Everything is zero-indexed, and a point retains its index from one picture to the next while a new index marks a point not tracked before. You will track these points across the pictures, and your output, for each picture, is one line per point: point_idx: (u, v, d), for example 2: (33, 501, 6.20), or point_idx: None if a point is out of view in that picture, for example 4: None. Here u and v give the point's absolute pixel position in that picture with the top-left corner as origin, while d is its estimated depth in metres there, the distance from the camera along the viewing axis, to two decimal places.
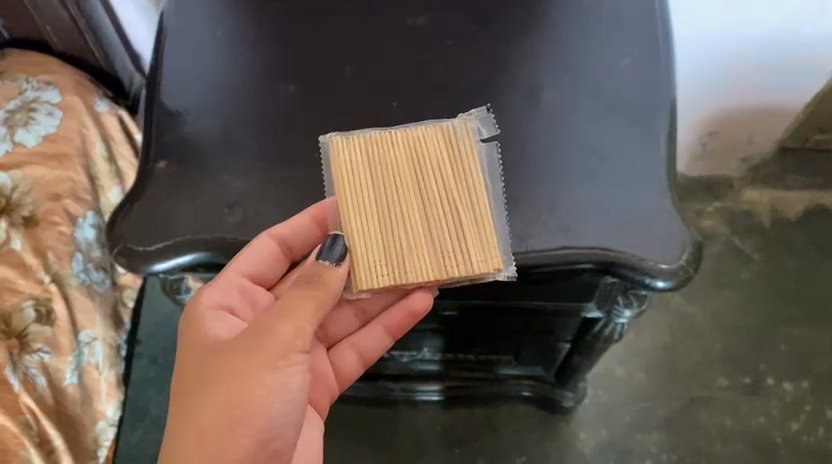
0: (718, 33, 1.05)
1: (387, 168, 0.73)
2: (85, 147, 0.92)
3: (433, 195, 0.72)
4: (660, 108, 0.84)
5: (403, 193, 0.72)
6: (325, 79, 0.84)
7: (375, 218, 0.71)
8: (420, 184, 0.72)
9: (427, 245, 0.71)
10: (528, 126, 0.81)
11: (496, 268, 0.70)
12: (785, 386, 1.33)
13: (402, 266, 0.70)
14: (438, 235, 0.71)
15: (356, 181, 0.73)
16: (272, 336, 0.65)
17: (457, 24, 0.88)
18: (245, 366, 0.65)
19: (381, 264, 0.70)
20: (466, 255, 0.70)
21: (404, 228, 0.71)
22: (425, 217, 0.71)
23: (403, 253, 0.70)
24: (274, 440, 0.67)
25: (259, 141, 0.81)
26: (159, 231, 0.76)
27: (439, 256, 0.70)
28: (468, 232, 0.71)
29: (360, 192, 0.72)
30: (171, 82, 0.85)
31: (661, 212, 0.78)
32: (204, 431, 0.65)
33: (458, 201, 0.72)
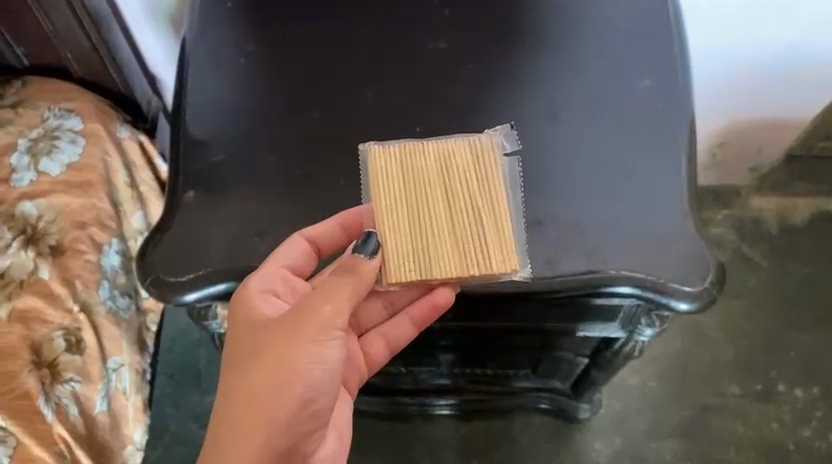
0: (733, 45, 1.06)
1: (418, 169, 0.74)
2: (108, 175, 0.92)
3: (460, 197, 0.73)
4: (680, 127, 0.84)
5: (431, 192, 0.73)
6: (348, 104, 0.85)
7: (405, 216, 0.72)
8: (448, 185, 0.73)
9: (452, 244, 0.72)
10: (551, 148, 0.82)
11: (513, 269, 0.71)
12: (796, 392, 1.35)
13: (428, 264, 0.71)
14: (462, 235, 0.72)
15: (390, 182, 0.74)
16: (314, 317, 0.68)
17: (479, 46, 0.88)
18: (291, 338, 0.68)
19: (409, 261, 0.71)
20: (487, 255, 0.71)
21: (430, 226, 0.72)
22: (452, 218, 0.72)
23: (429, 251, 0.71)
24: (312, 403, 0.70)
25: (285, 168, 0.82)
26: (189, 260, 0.77)
27: (461, 254, 0.71)
28: (489, 232, 0.72)
29: (392, 192, 0.73)
30: (196, 110, 0.86)
31: (683, 235, 0.79)
32: (253, 393, 0.68)
33: (482, 202, 0.73)
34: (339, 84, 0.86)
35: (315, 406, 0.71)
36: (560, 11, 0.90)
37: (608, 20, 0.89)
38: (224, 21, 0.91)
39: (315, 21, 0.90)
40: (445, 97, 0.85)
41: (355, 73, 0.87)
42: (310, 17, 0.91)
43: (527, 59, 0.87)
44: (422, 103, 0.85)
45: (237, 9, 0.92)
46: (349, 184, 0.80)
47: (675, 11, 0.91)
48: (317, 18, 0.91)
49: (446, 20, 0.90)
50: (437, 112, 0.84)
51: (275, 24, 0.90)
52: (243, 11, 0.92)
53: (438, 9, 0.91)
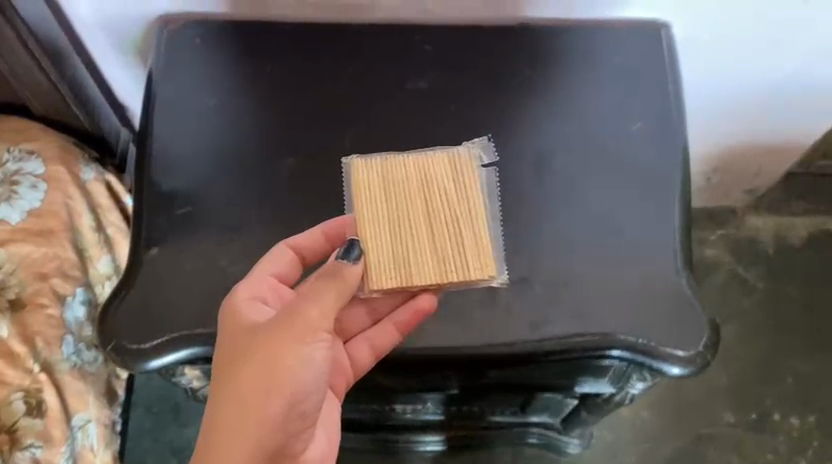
0: (731, 75, 0.98)
1: (399, 175, 0.71)
2: (71, 220, 0.87)
3: (438, 200, 0.70)
4: (674, 175, 0.80)
5: (411, 198, 0.70)
6: (324, 151, 0.80)
7: (386, 220, 0.68)
8: (427, 192, 0.70)
9: (432, 246, 0.68)
10: (539, 199, 0.78)
11: (490, 275, 0.68)
12: (792, 421, 1.32)
13: (409, 267, 0.67)
14: (441, 237, 0.68)
15: (370, 187, 0.71)
16: (301, 314, 0.61)
17: (462, 86, 0.83)
18: (278, 340, 0.61)
19: (390, 263, 0.67)
20: (467, 258, 0.68)
21: (410, 231, 0.68)
22: (431, 219, 0.69)
23: (410, 252, 0.68)
24: (304, 403, 0.63)
25: (256, 222, 0.77)
26: (153, 324, 0.73)
27: (441, 260, 0.68)
28: (468, 239, 0.69)
29: (373, 199, 0.70)
30: (162, 157, 0.81)
31: (677, 292, 0.75)
32: (239, 398, 0.60)
33: (461, 209, 0.70)
34: (314, 128, 0.81)
35: (306, 407, 0.63)
36: (549, 48, 0.85)
37: (602, 60, 0.85)
38: (193, 58, 0.86)
39: (289, 58, 0.85)
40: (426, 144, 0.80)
41: (331, 115, 0.82)
42: (284, 54, 0.86)
43: (514, 100, 0.83)
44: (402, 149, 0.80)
45: (206, 46, 0.86)
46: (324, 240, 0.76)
47: (669, 48, 0.87)
48: (291, 55, 0.85)
49: (428, 57, 0.85)
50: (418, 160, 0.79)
51: (247, 61, 0.85)
52: (213, 47, 0.86)
53: (419, 45, 0.86)
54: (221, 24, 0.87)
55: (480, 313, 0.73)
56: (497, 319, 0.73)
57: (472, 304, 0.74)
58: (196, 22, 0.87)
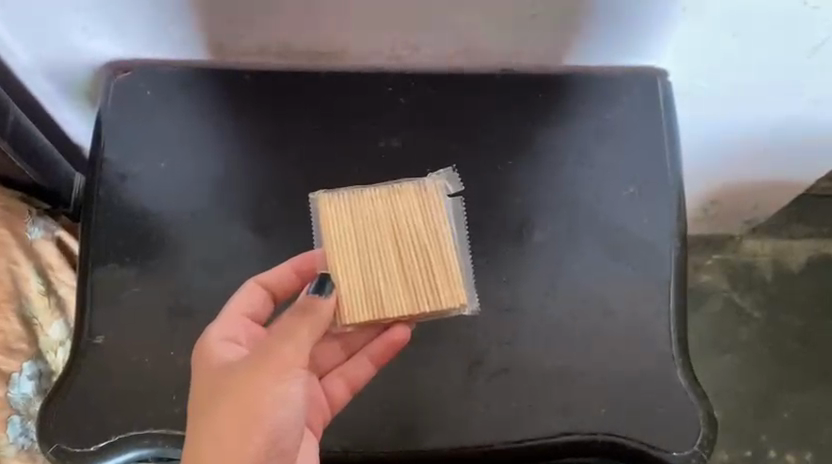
0: (724, 121, 0.89)
1: (365, 199, 0.64)
2: (17, 288, 0.81)
3: (406, 225, 0.63)
4: (669, 248, 0.73)
5: (377, 224, 0.63)
6: (288, 222, 0.73)
7: (353, 250, 0.62)
8: (394, 216, 0.63)
9: (402, 275, 0.61)
10: (522, 279, 0.72)
11: (462, 303, 0.61)
12: (787, 458, 1.27)
13: (379, 299, 0.60)
14: (410, 265, 0.61)
15: (338, 214, 0.64)
16: (274, 349, 0.54)
17: (440, 146, 0.76)
18: (252, 379, 0.54)
19: (359, 296, 0.60)
20: (437, 286, 0.61)
21: (377, 260, 0.61)
22: (402, 247, 0.62)
23: (380, 283, 0.61)
24: (283, 445, 0.55)
25: (212, 304, 0.70)
26: (98, 423, 0.66)
27: (412, 290, 0.61)
28: (438, 265, 0.62)
29: (339, 228, 0.63)
30: (110, 229, 0.73)
31: (671, 385, 0.69)
32: (211, 444, 0.53)
33: (430, 233, 0.63)
34: (277, 195, 0.74)
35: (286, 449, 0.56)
36: (536, 101, 0.78)
37: (593, 115, 0.78)
38: (145, 112, 0.77)
39: (249, 112, 0.77)
40: None
41: (295, 179, 0.75)
42: (243, 106, 0.77)
43: (496, 164, 0.76)
44: None
45: (158, 97, 0.77)
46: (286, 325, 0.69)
47: (666, 97, 0.78)
48: (250, 109, 0.77)
49: (402, 111, 0.77)
50: None
51: (202, 116, 0.77)
52: (165, 98, 0.77)
53: (393, 95, 0.77)
54: (175, 71, 0.78)
55: (457, 409, 0.67)
56: (475, 417, 0.67)
57: (448, 398, 0.68)
58: (148, 70, 0.78)
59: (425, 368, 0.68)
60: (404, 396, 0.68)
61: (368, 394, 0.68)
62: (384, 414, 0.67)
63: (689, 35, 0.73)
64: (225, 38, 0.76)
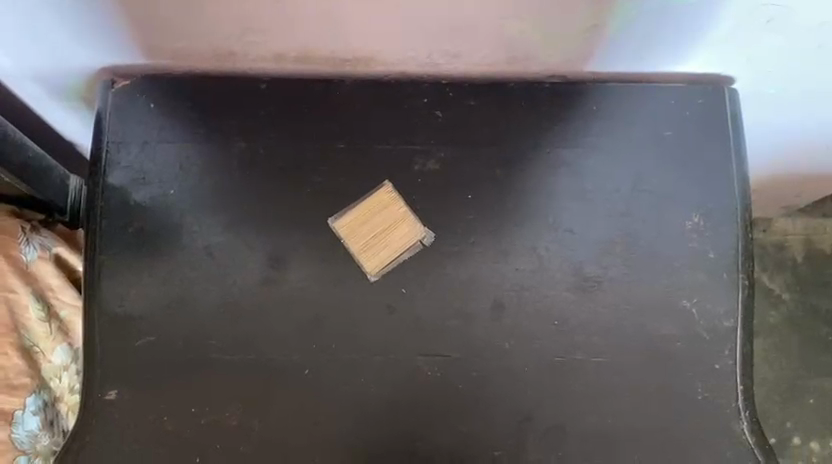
0: (788, 121, 0.81)
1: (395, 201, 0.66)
2: (15, 319, 0.75)
3: (398, 229, 0.66)
4: (736, 288, 0.66)
5: (390, 210, 0.66)
6: (310, 259, 0.66)
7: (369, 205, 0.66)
8: (400, 219, 0.66)
9: (383, 253, 0.65)
10: (576, 326, 0.65)
11: (367, 275, 0.65)
12: (811, 445, 1.20)
13: (366, 246, 0.66)
14: (376, 241, 0.66)
15: (382, 196, 0.66)
16: None
17: (481, 170, 0.67)
18: None
19: (359, 229, 0.66)
20: (374, 258, 0.65)
21: (365, 221, 0.66)
22: (401, 244, 0.66)
23: (380, 237, 0.65)
24: None
25: (233, 356, 0.64)
26: None
27: (362, 246, 0.66)
28: (390, 257, 0.65)
29: (373, 200, 0.66)
30: (117, 266, 0.65)
31: (734, 442, 0.63)
32: None
33: (408, 246, 0.66)
34: (298, 228, 0.66)
35: None
36: (589, 115, 0.68)
37: (652, 132, 0.68)
38: (149, 129, 0.67)
39: (266, 130, 0.67)
40: (435, 249, 0.66)
41: (318, 210, 0.66)
42: (258, 124, 0.67)
43: (544, 191, 0.67)
44: (407, 258, 0.66)
45: (161, 110, 0.67)
46: (316, 377, 0.64)
47: (733, 111, 0.69)
48: (268, 127, 0.67)
49: (439, 127, 0.68)
50: (425, 273, 0.66)
51: (213, 134, 0.67)
52: (171, 113, 0.67)
53: (428, 109, 0.68)
54: (180, 80, 0.68)
55: None
56: None
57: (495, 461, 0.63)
58: (149, 79, 0.68)
59: (469, 427, 0.63)
60: (446, 458, 0.63)
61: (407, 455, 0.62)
62: None
63: (770, 45, 0.64)
64: (234, 45, 0.65)
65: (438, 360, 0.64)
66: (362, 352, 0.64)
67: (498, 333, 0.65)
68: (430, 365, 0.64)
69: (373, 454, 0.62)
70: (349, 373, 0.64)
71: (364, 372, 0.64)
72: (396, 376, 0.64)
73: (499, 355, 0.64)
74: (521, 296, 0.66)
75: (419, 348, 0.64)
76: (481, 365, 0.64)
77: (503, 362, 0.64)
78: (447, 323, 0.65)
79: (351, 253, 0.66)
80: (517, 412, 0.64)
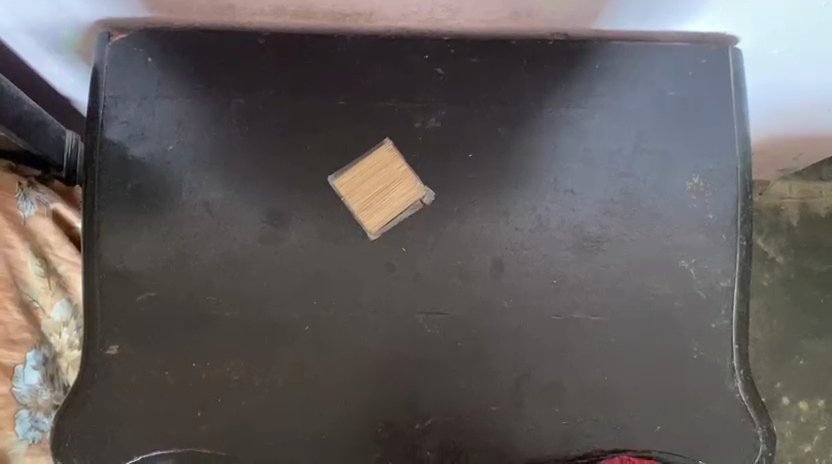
0: (792, 83, 0.81)
1: (396, 160, 0.66)
2: (13, 274, 0.74)
3: (399, 188, 0.66)
4: (734, 249, 0.66)
5: (390, 169, 0.66)
6: (310, 217, 0.65)
7: (369, 165, 0.66)
8: (399, 178, 0.66)
9: (383, 212, 0.65)
10: (574, 286, 0.65)
11: (367, 234, 0.65)
12: (799, 405, 1.22)
13: (365, 205, 0.65)
14: (376, 200, 0.65)
15: (382, 156, 0.66)
16: None
17: (483, 129, 0.67)
18: None
19: (358, 188, 0.66)
20: (374, 217, 0.65)
21: (365, 180, 0.66)
22: (401, 203, 0.66)
23: (380, 196, 0.65)
24: None
25: (234, 312, 0.64)
26: (117, 441, 0.62)
27: (362, 205, 0.65)
28: (390, 216, 0.65)
29: (373, 159, 0.66)
30: (117, 223, 0.65)
31: (728, 400, 0.64)
32: None
33: (408, 205, 0.66)
34: (297, 186, 0.66)
35: None
36: (592, 73, 0.67)
37: (655, 91, 0.68)
38: (147, 84, 0.66)
39: (266, 86, 0.67)
40: (436, 208, 0.66)
41: (319, 168, 0.66)
42: (258, 80, 0.67)
43: (545, 151, 0.67)
44: (408, 217, 0.66)
45: (159, 64, 0.66)
46: (316, 333, 0.64)
47: (737, 71, 0.68)
48: (267, 83, 0.67)
49: (441, 85, 0.67)
50: (426, 232, 0.66)
51: (212, 90, 0.66)
52: (169, 68, 0.66)
53: (430, 66, 0.67)
54: (178, 34, 0.67)
55: (503, 427, 0.63)
56: (522, 436, 0.63)
57: (493, 417, 0.63)
58: (146, 32, 0.67)
59: (468, 384, 0.64)
60: (445, 414, 0.63)
61: (406, 411, 0.63)
62: (423, 433, 0.63)
63: (777, 5, 0.63)
64: None
65: (438, 318, 0.65)
66: (362, 310, 0.64)
67: (497, 292, 0.65)
68: (429, 322, 0.64)
69: (372, 409, 0.63)
70: (349, 329, 0.64)
71: (364, 330, 0.64)
72: (395, 333, 0.64)
73: (498, 313, 0.65)
74: (521, 255, 0.66)
75: (418, 306, 0.65)
76: (480, 323, 0.65)
77: (502, 320, 0.65)
78: (447, 282, 0.65)
79: (351, 212, 0.66)
80: (514, 369, 0.64)
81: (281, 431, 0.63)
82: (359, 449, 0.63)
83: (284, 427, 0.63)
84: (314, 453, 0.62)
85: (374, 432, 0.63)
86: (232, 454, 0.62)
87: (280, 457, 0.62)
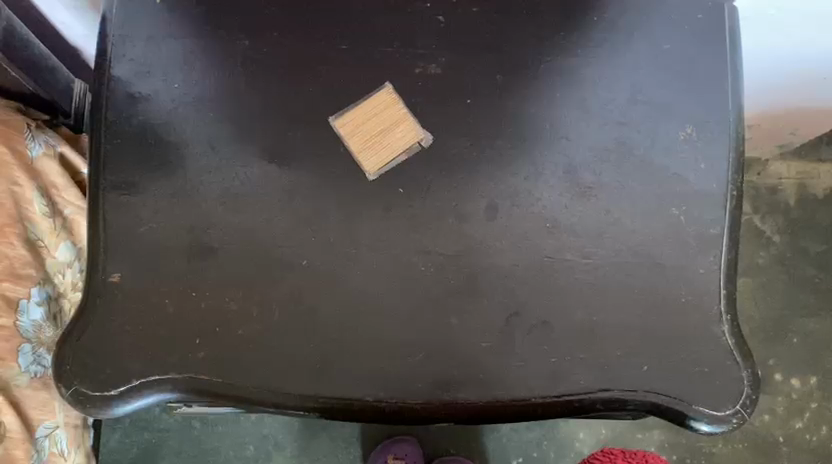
0: (786, 46, 0.83)
1: (393, 106, 0.68)
2: (19, 211, 0.76)
3: (397, 131, 0.67)
4: (724, 199, 0.68)
5: (389, 114, 0.68)
6: (310, 155, 0.67)
7: (369, 110, 0.68)
8: (398, 122, 0.68)
9: (383, 153, 0.67)
10: (568, 229, 0.67)
11: (368, 174, 0.67)
12: (792, 382, 1.23)
13: (365, 147, 0.67)
14: (375, 142, 0.67)
15: (380, 102, 0.68)
16: None
17: (482, 76, 0.68)
18: None
19: (359, 129, 0.67)
20: (375, 157, 0.67)
21: (366, 123, 0.67)
22: (400, 144, 0.67)
23: (379, 139, 0.67)
24: None
25: (233, 244, 0.65)
26: (114, 366, 0.63)
27: (363, 147, 0.67)
28: (390, 157, 0.67)
29: (372, 105, 0.68)
30: (122, 156, 0.67)
31: (715, 342, 0.65)
32: None
33: (407, 147, 0.67)
34: (298, 126, 0.67)
35: None
36: (589, 26, 0.69)
37: (651, 44, 0.69)
38: (154, 24, 0.68)
39: (270, 29, 0.68)
40: (432, 149, 0.68)
41: (320, 108, 0.68)
42: (263, 22, 0.68)
43: (543, 99, 0.68)
44: (405, 159, 0.67)
45: (168, 5, 0.68)
46: (312, 268, 0.65)
47: (731, 28, 0.70)
48: (273, 26, 0.68)
49: (441, 33, 0.69)
50: (422, 173, 0.67)
51: (218, 31, 0.68)
52: (177, 9, 0.68)
53: (431, 15, 0.69)
54: None
55: (494, 363, 0.64)
56: (512, 371, 0.64)
57: (483, 353, 0.64)
58: None
59: (460, 320, 0.65)
60: (436, 348, 0.64)
61: (399, 344, 0.64)
62: (415, 367, 0.63)
63: None
64: None
65: (433, 257, 0.66)
66: (358, 246, 0.66)
67: (492, 233, 0.67)
68: (424, 260, 0.66)
69: (366, 343, 0.64)
70: (344, 264, 0.65)
71: (359, 265, 0.65)
72: (390, 269, 0.65)
73: (491, 253, 0.66)
74: (515, 199, 0.67)
75: (414, 244, 0.66)
76: (474, 262, 0.66)
77: (495, 260, 0.66)
78: (442, 222, 0.67)
79: (352, 153, 0.67)
80: (507, 306, 0.65)
81: (273, 361, 0.63)
82: (351, 380, 0.63)
83: (277, 357, 0.63)
84: (307, 384, 0.63)
85: (367, 364, 0.63)
86: (229, 381, 0.63)
87: (274, 384, 0.63)
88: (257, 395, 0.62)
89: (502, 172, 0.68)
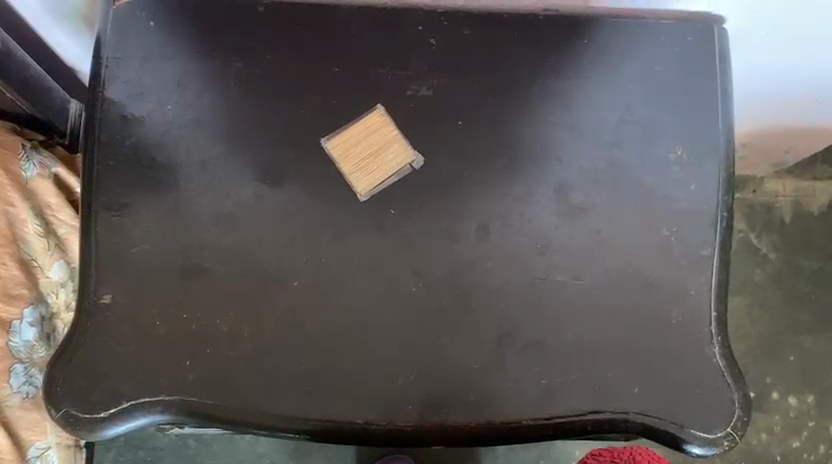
0: (778, 64, 0.84)
1: (385, 126, 0.68)
2: (14, 231, 0.76)
3: (389, 151, 0.68)
4: (715, 220, 0.68)
5: (381, 134, 0.68)
6: (302, 176, 0.67)
7: (361, 130, 0.68)
8: (389, 142, 0.68)
9: (374, 174, 0.67)
10: (559, 250, 0.67)
11: (359, 194, 0.67)
12: (789, 400, 1.23)
13: (356, 167, 0.67)
14: (367, 162, 0.67)
15: (372, 123, 0.68)
16: None
17: (474, 97, 0.69)
18: None
19: (351, 150, 0.68)
20: (366, 178, 0.67)
21: (359, 144, 0.68)
22: (391, 165, 0.68)
23: (370, 159, 0.67)
24: None
25: (224, 265, 0.65)
26: (105, 387, 0.63)
27: (355, 167, 0.67)
28: (381, 178, 0.67)
29: (364, 126, 0.68)
30: (115, 177, 0.67)
31: (706, 363, 0.65)
32: None
33: (398, 167, 0.68)
34: (290, 147, 0.68)
35: None
36: (581, 48, 0.70)
37: (641, 65, 0.70)
38: (148, 46, 0.68)
39: (263, 51, 0.69)
40: (424, 170, 0.68)
41: (312, 129, 0.68)
42: (256, 44, 0.69)
43: (535, 120, 0.69)
44: (397, 180, 0.68)
45: (161, 27, 0.69)
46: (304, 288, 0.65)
47: (721, 50, 0.70)
48: (265, 48, 0.69)
49: (433, 55, 0.69)
50: (413, 194, 0.67)
51: (210, 52, 0.69)
52: (170, 31, 0.69)
53: (423, 37, 0.70)
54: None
55: (485, 383, 0.64)
56: (503, 393, 0.64)
57: (474, 374, 0.64)
58: None
59: (451, 340, 0.65)
60: (427, 369, 0.64)
61: (390, 365, 0.64)
62: (406, 388, 0.63)
63: None
64: None
65: (425, 277, 0.66)
66: (349, 266, 0.66)
67: (483, 253, 0.67)
68: (416, 281, 0.66)
69: (357, 364, 0.64)
70: (336, 285, 0.65)
71: (351, 286, 0.65)
72: (381, 290, 0.65)
73: (483, 273, 0.66)
74: (507, 220, 0.67)
75: (405, 264, 0.66)
76: (465, 282, 0.66)
77: (486, 281, 0.66)
78: (434, 242, 0.67)
79: (344, 174, 0.67)
80: (498, 327, 0.65)
81: (264, 382, 0.63)
82: (342, 401, 0.63)
83: (268, 378, 0.63)
84: (298, 405, 0.63)
85: (358, 385, 0.63)
86: (220, 403, 0.62)
87: (265, 406, 0.63)
88: (248, 417, 0.62)
89: (493, 193, 0.68)
